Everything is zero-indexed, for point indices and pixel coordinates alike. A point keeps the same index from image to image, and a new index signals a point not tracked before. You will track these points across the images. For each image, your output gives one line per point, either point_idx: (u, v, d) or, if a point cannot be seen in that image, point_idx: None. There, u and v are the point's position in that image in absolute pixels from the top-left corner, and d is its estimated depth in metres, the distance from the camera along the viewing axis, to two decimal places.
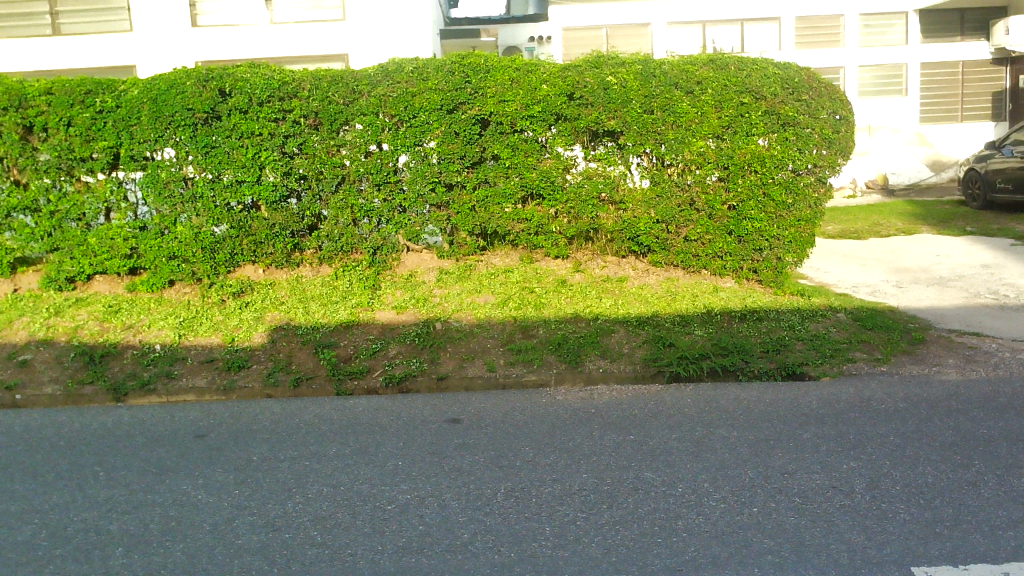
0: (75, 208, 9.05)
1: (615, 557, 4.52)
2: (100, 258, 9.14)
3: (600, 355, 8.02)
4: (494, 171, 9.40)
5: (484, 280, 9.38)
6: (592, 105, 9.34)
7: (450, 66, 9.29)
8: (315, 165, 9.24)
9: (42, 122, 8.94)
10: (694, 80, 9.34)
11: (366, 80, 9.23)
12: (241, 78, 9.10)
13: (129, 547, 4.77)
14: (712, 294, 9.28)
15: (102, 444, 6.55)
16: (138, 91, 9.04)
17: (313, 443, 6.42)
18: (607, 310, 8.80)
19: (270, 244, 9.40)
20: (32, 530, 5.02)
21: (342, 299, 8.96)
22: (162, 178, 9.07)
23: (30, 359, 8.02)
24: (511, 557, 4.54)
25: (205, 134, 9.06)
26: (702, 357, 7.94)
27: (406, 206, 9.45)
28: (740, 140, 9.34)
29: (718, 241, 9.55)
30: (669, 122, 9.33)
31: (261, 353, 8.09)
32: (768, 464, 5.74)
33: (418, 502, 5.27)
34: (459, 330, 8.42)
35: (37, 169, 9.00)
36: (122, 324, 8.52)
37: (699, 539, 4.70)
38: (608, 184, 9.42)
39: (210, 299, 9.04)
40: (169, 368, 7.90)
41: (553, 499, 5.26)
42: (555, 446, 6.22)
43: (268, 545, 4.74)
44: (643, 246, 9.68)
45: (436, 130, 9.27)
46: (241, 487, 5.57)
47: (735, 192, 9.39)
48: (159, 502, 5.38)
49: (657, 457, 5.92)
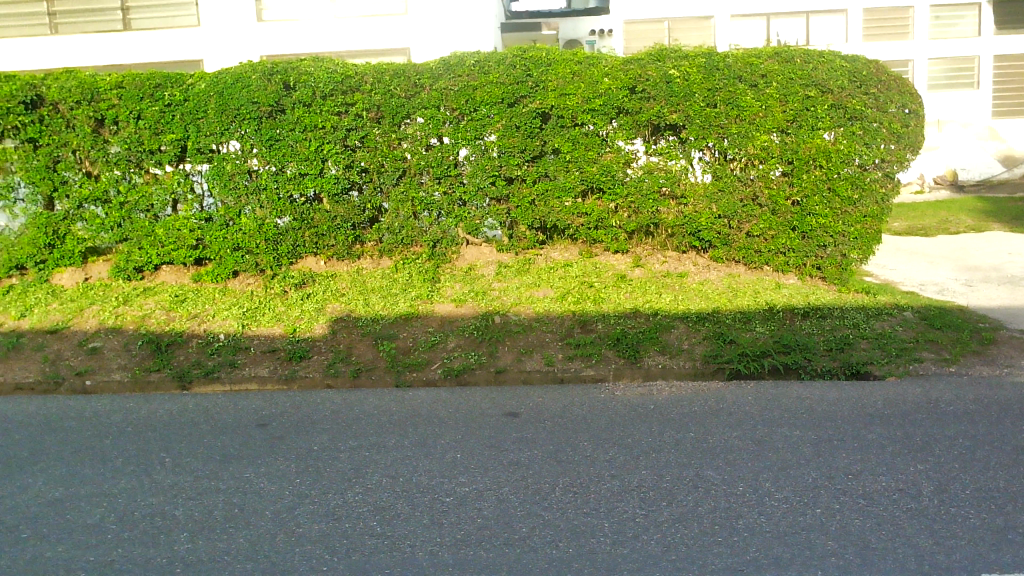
0: (144, 199, 9.26)
1: (676, 555, 4.47)
2: (167, 249, 9.34)
3: (659, 351, 7.95)
4: (554, 166, 9.38)
5: (543, 274, 9.34)
6: (653, 99, 9.28)
7: (512, 59, 9.29)
8: (377, 159, 9.30)
9: (113, 115, 9.15)
10: (758, 73, 9.20)
11: (428, 74, 9.27)
12: (305, 72, 9.23)
13: (194, 532, 4.86)
14: (775, 291, 9.09)
15: (169, 431, 6.69)
16: (205, 85, 9.21)
17: (372, 434, 6.48)
18: (667, 305, 8.71)
19: (332, 237, 9.49)
20: (101, 513, 5.15)
21: (402, 291, 9.01)
22: (228, 171, 9.23)
23: (100, 347, 8.22)
24: (570, 553, 4.52)
25: (269, 127, 9.18)
26: (763, 354, 7.83)
27: (466, 200, 9.45)
28: (806, 134, 9.16)
29: (781, 238, 9.37)
30: (732, 116, 9.24)
31: (322, 344, 8.20)
32: (832, 465, 5.63)
33: (476, 495, 5.28)
34: (517, 324, 8.42)
35: (107, 161, 9.22)
36: (187, 313, 8.70)
37: (761, 539, 4.63)
38: (669, 179, 9.36)
39: (273, 290, 9.17)
40: (232, 358, 8.04)
41: (612, 495, 5.23)
42: (613, 442, 6.17)
43: (329, 534, 4.79)
44: (704, 241, 9.57)
45: (497, 124, 9.28)
46: (303, 476, 5.65)
47: (800, 187, 9.21)
48: (222, 488, 5.48)
49: (718, 455, 5.85)
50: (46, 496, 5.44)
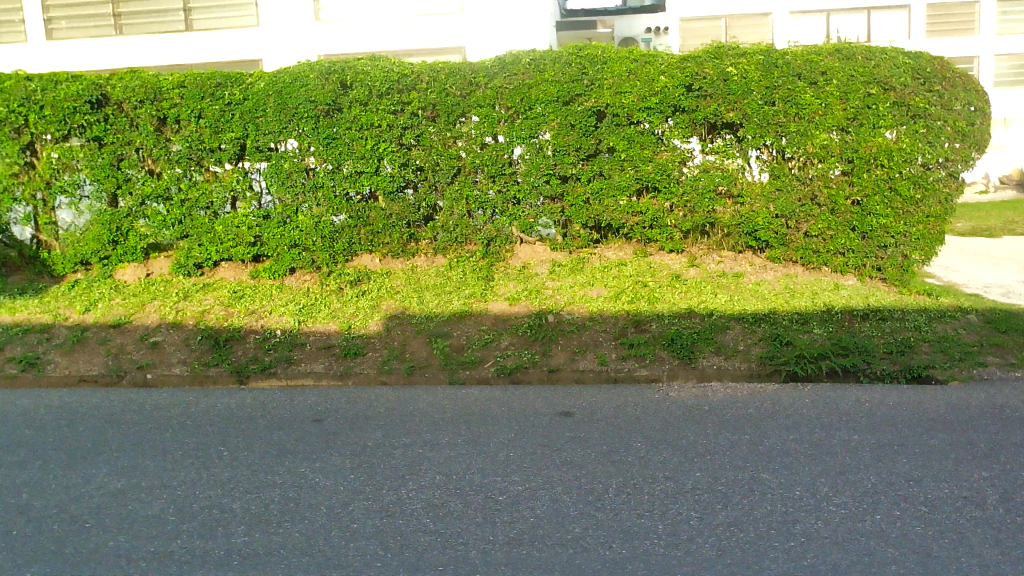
0: (204, 197, 9.41)
1: (731, 559, 4.42)
2: (226, 246, 9.49)
3: (714, 352, 7.86)
4: (609, 164, 9.34)
5: (597, 273, 9.29)
6: (711, 96, 9.19)
7: (568, 57, 9.31)
8: (432, 157, 9.34)
9: (175, 114, 9.33)
10: (818, 71, 9.05)
11: (483, 72, 9.30)
12: (362, 71, 9.32)
13: (251, 525, 4.92)
14: (834, 292, 8.93)
15: (227, 425, 6.80)
16: (264, 84, 9.34)
17: (425, 431, 6.51)
18: (722, 306, 8.60)
19: (387, 235, 9.54)
20: (161, 504, 5.25)
21: (456, 289, 9.04)
22: (286, 169, 9.34)
23: (161, 342, 8.39)
24: (623, 554, 4.49)
25: (327, 125, 9.28)
26: (821, 357, 7.70)
27: (520, 198, 9.46)
28: (867, 132, 8.99)
29: (840, 238, 9.19)
30: (791, 114, 9.09)
31: (377, 341, 8.26)
32: (892, 470, 5.51)
33: (530, 494, 5.27)
34: (571, 323, 8.39)
35: (170, 159, 9.40)
36: (245, 309, 8.84)
37: (819, 545, 4.55)
38: (726, 178, 9.26)
39: (329, 287, 9.26)
40: (288, 354, 8.15)
41: (666, 497, 5.18)
42: (667, 443, 6.12)
43: (383, 530, 4.82)
44: (761, 241, 9.44)
45: (552, 122, 9.27)
46: (358, 472, 5.69)
47: (860, 186, 9.03)
48: (278, 483, 5.55)
49: (774, 459, 5.76)
50: (108, 487, 5.56)
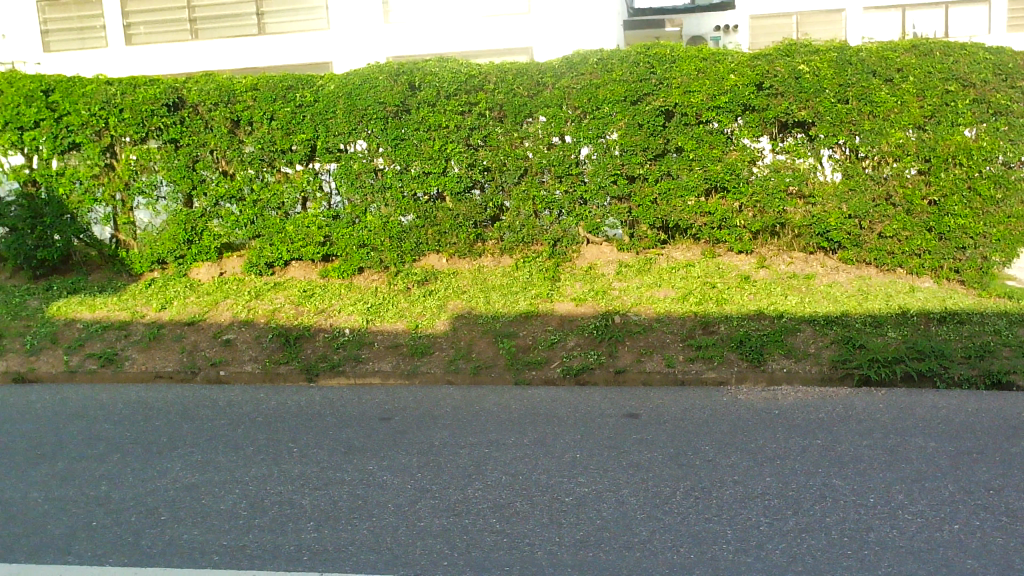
0: (275, 197, 9.60)
1: (802, 566, 4.33)
2: (297, 245, 9.65)
3: (784, 355, 7.73)
4: (677, 164, 9.27)
5: (665, 274, 9.21)
6: (782, 95, 9.05)
7: (635, 57, 9.23)
8: (499, 157, 9.38)
9: (248, 116, 9.52)
10: (894, 67, 8.81)
11: (551, 72, 9.30)
12: (430, 72, 9.39)
13: (320, 521, 4.99)
14: (909, 294, 8.66)
15: (297, 422, 6.91)
16: (334, 86, 9.46)
17: (492, 431, 6.53)
18: (793, 308, 8.45)
19: (454, 235, 9.59)
20: (233, 499, 5.35)
21: (522, 290, 9.05)
22: (355, 170, 9.46)
23: (233, 339, 8.57)
24: (691, 559, 4.44)
25: (395, 127, 9.39)
26: (896, 361, 7.51)
27: (587, 198, 9.42)
28: (945, 130, 8.73)
29: (916, 239, 8.95)
30: (865, 112, 8.89)
31: (443, 340, 8.31)
32: (971, 478, 5.34)
33: (596, 496, 5.25)
34: (638, 324, 8.33)
35: (242, 161, 9.58)
36: (315, 308, 8.98)
37: (893, 554, 4.43)
38: (797, 177, 9.10)
39: (396, 286, 9.34)
40: (357, 352, 8.25)
41: (734, 501, 5.11)
42: (736, 447, 6.03)
43: (450, 529, 4.84)
44: (833, 242, 9.23)
45: (620, 122, 9.23)
46: (424, 471, 5.73)
47: (938, 186, 8.79)
48: (347, 480, 5.62)
49: (847, 465, 5.64)
50: (183, 481, 5.70)
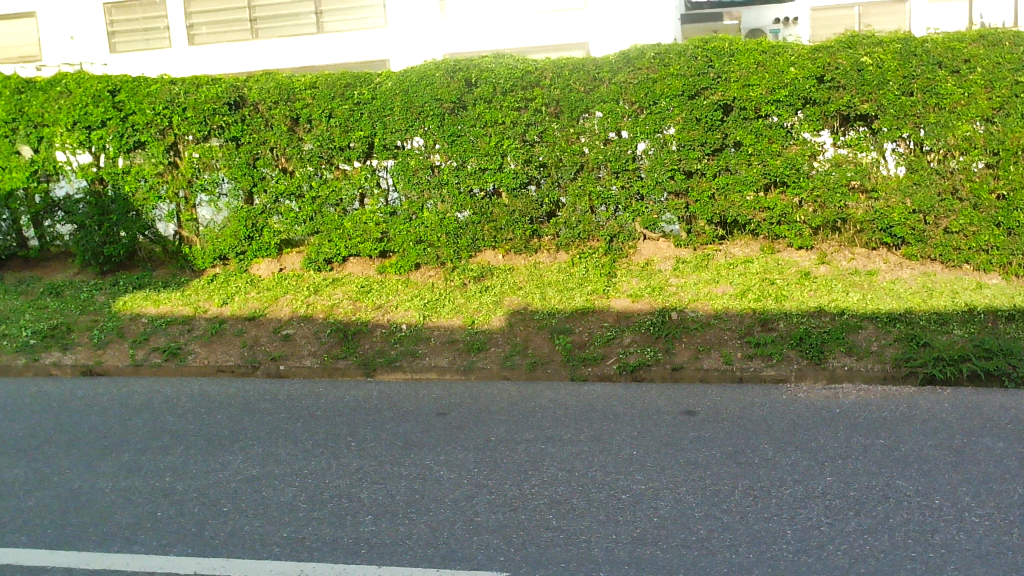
0: (334, 194, 9.69)
1: (865, 569, 4.25)
2: (355, 241, 9.76)
3: (845, 353, 7.58)
4: (736, 159, 9.17)
5: (723, 270, 9.11)
6: (844, 87, 8.88)
7: (693, 51, 9.11)
8: (555, 153, 9.36)
9: (307, 114, 9.63)
10: (961, 58, 8.60)
11: (607, 67, 9.24)
12: (487, 68, 9.40)
13: (378, 515, 5.04)
14: (976, 291, 8.44)
15: (355, 417, 6.98)
16: (392, 83, 9.53)
17: (548, 427, 6.52)
18: (855, 305, 8.29)
19: (509, 230, 9.59)
20: (293, 492, 5.43)
21: (578, 286, 9.03)
22: (412, 166, 9.52)
23: (293, 334, 8.69)
24: (750, 559, 4.38)
25: (452, 123, 9.43)
26: (962, 359, 7.30)
27: (644, 194, 9.38)
28: (1015, 122, 8.52)
29: (983, 234, 8.67)
30: (930, 104, 8.69)
31: (500, 336, 8.33)
32: None
33: (653, 494, 5.21)
34: (695, 320, 8.25)
35: (301, 158, 9.70)
36: (372, 303, 9.07)
37: (961, 557, 4.33)
38: (858, 171, 8.95)
39: (453, 282, 9.39)
40: (413, 347, 8.31)
41: (795, 501, 5.03)
42: (796, 446, 5.94)
43: (506, 525, 4.85)
44: (896, 238, 9.03)
45: (677, 117, 9.14)
46: (481, 467, 5.75)
47: (1007, 180, 8.55)
48: (404, 475, 5.66)
49: (911, 465, 5.51)
50: (244, 473, 5.79)
